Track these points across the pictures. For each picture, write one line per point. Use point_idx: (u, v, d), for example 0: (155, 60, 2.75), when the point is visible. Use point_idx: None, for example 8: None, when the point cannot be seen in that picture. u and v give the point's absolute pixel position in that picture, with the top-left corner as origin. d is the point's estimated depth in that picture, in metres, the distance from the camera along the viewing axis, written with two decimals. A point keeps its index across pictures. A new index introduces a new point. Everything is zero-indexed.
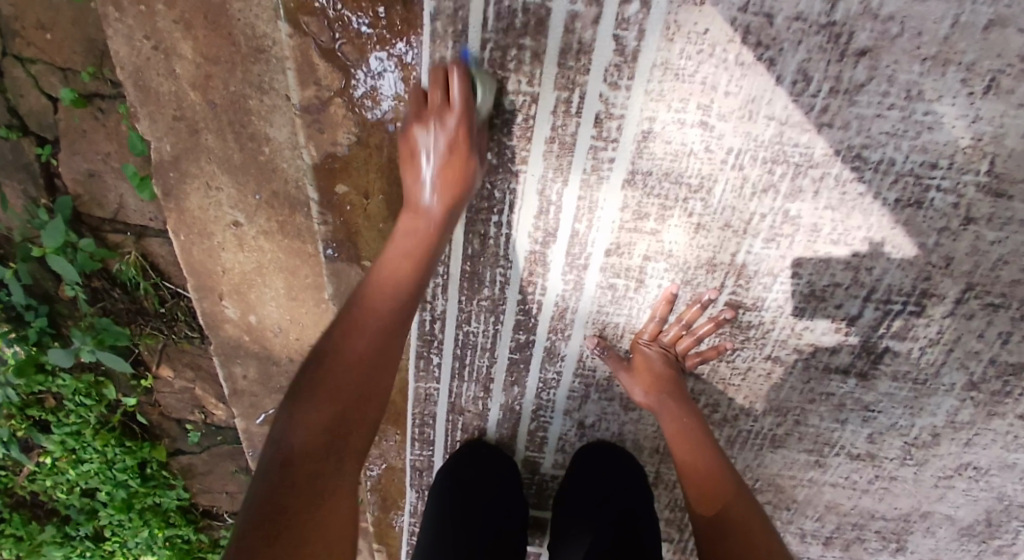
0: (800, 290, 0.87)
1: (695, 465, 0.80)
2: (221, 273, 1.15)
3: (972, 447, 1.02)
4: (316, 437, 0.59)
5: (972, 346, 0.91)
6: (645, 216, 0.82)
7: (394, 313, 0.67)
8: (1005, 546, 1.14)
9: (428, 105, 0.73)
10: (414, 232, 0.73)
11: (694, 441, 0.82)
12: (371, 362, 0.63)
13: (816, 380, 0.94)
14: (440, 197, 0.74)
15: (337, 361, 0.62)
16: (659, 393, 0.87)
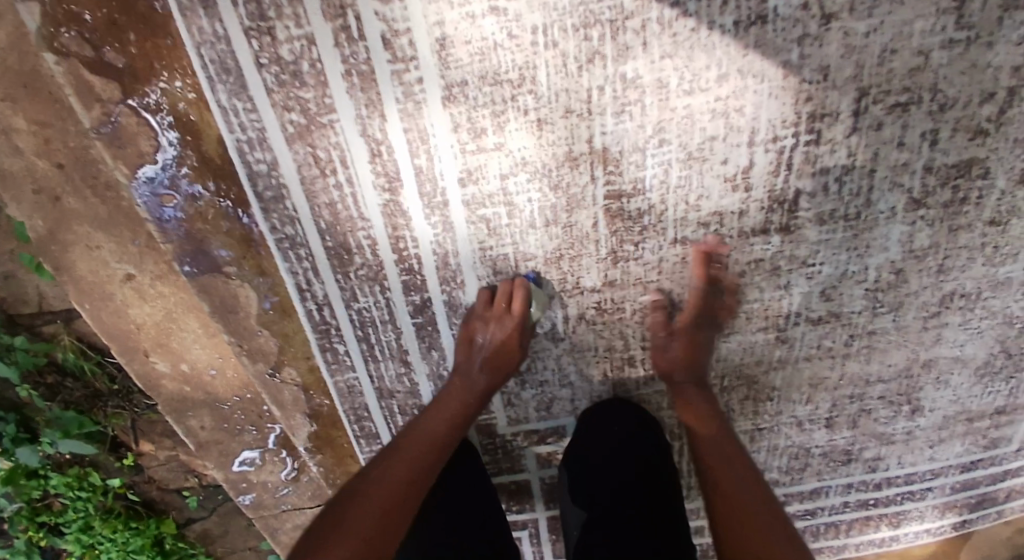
0: (676, 157, 0.78)
1: (393, 503, 0.78)
2: (136, 330, 1.12)
3: (947, 274, 0.90)
4: (375, 523, 0.75)
5: (898, 158, 0.79)
6: (482, 131, 0.74)
7: (439, 438, 0.85)
8: None
9: (490, 311, 0.83)
10: (461, 390, 0.87)
11: (445, 434, 0.85)
12: (392, 519, 0.76)
13: (736, 249, 0.86)
14: (485, 378, 0.86)
15: (360, 496, 0.77)
16: (516, 339, 0.83)
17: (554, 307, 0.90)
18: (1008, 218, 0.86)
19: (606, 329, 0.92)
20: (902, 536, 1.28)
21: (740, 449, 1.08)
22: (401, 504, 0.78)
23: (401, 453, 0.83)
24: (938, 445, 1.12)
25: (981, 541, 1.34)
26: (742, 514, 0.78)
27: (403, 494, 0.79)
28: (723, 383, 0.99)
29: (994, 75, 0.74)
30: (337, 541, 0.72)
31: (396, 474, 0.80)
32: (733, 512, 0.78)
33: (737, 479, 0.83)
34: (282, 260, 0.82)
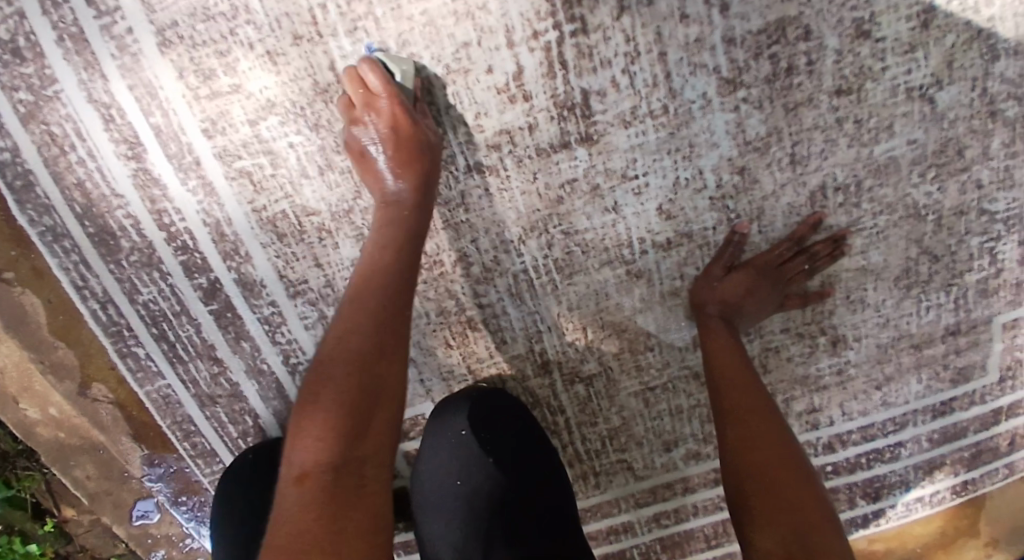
0: (435, 74, 0.70)
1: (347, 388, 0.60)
2: None
3: (805, 165, 0.76)
4: (309, 513, 0.56)
5: (689, 31, 0.69)
6: (212, 75, 0.69)
7: (367, 350, 0.62)
8: (976, 281, 0.87)
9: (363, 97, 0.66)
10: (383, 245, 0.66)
11: (390, 272, 0.64)
12: (345, 476, 0.58)
13: (543, 173, 0.76)
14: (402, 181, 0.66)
15: (325, 389, 0.60)
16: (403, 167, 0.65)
17: None
18: (859, 84, 0.73)
19: (430, 289, 0.82)
20: (890, 511, 1.08)
21: (639, 417, 0.94)
22: (360, 457, 0.59)
23: (338, 390, 0.60)
24: (888, 383, 0.93)
25: (995, 502, 1.13)
26: (757, 458, 0.73)
27: (329, 438, 0.58)
28: (589, 337, 0.87)
29: None
30: (295, 456, 0.59)
31: (341, 380, 0.60)
32: (759, 474, 0.72)
33: (774, 436, 0.75)
34: (50, 255, 0.78)
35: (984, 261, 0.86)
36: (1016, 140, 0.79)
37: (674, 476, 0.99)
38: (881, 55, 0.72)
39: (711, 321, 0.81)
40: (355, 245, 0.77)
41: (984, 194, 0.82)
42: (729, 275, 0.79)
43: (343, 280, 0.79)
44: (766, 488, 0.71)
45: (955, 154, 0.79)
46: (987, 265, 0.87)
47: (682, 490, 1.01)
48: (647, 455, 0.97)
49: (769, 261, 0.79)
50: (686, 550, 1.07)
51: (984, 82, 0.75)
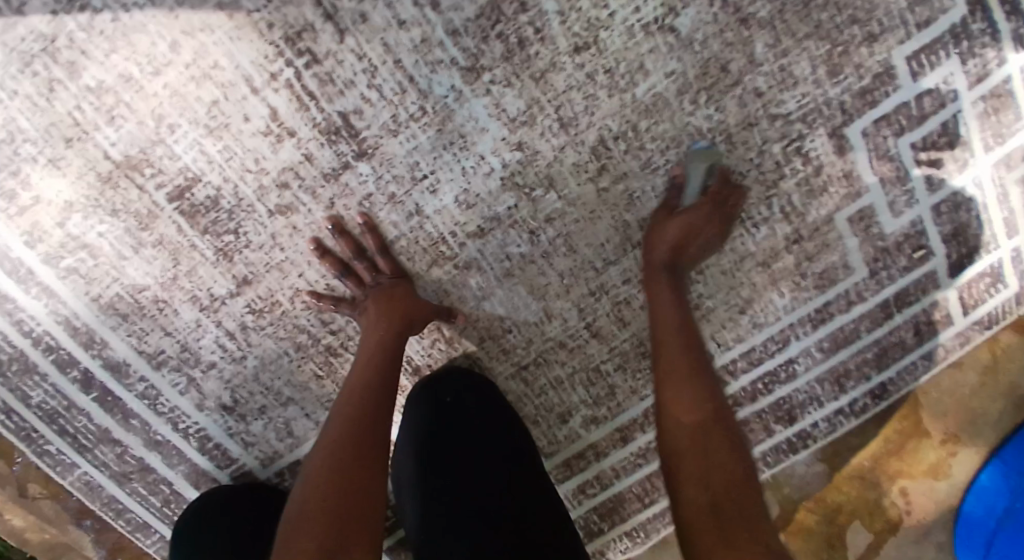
0: (201, 134, 0.76)
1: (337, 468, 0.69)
2: None
3: (575, 125, 0.81)
4: None
5: (413, 35, 0.75)
6: (12, 193, 0.78)
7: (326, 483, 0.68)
8: (804, 180, 0.87)
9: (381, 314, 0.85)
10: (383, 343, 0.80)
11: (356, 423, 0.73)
12: (340, 488, 0.68)
13: (339, 197, 0.81)
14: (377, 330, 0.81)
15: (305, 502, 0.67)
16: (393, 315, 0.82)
17: (209, 328, 0.86)
18: (593, 38, 0.77)
19: (278, 330, 0.87)
20: (814, 431, 1.03)
21: (526, 397, 0.98)
22: (363, 482, 0.69)
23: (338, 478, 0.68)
24: (751, 303, 0.94)
25: (931, 396, 1.04)
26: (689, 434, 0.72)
27: (323, 481, 0.68)
28: (447, 334, 0.93)
29: None
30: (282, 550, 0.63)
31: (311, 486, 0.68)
32: (688, 463, 0.69)
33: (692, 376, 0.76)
34: None
35: (795, 164, 0.86)
36: (778, 40, 0.79)
37: (581, 445, 1.01)
38: (602, 4, 0.76)
39: (671, 224, 0.81)
40: (193, 307, 0.84)
41: (766, 101, 0.82)
42: (701, 185, 0.82)
43: (195, 341, 0.86)
44: (682, 421, 0.73)
45: (720, 72, 0.80)
46: (799, 165, 0.86)
47: (595, 457, 1.01)
48: (547, 431, 1.00)
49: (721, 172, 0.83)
50: (625, 515, 1.04)
51: None
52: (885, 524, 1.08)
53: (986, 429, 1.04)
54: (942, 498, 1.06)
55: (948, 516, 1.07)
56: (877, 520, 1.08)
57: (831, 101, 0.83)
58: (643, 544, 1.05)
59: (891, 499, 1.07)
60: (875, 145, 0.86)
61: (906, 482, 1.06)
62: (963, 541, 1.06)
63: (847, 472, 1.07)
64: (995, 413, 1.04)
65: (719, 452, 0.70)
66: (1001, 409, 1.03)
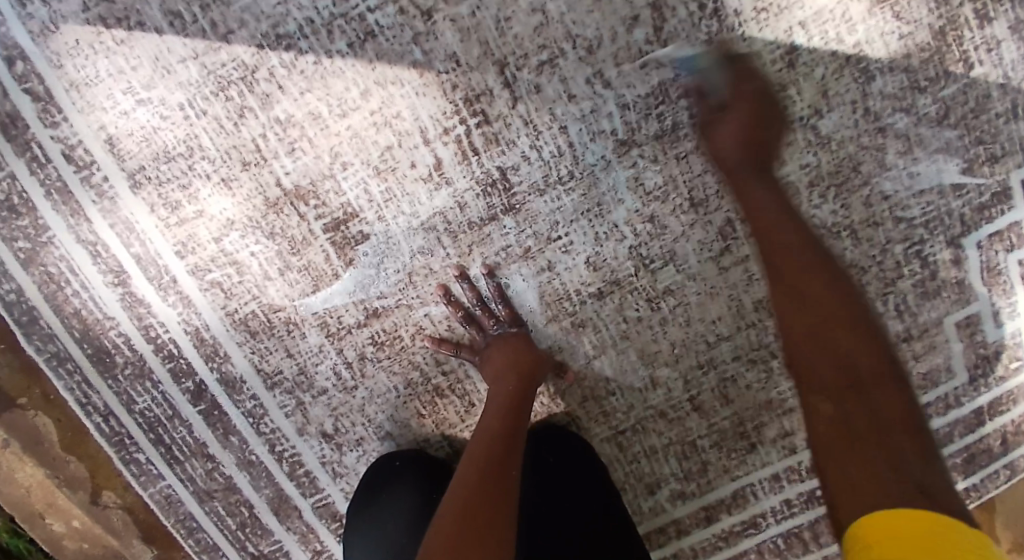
0: (368, 174, 0.81)
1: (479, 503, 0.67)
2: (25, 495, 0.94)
3: (704, 203, 0.86)
4: None
5: (582, 106, 0.81)
6: (177, 204, 0.83)
7: (459, 526, 0.65)
8: (922, 280, 0.91)
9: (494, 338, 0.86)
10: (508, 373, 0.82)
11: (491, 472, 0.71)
12: (474, 534, 0.64)
13: (477, 245, 0.85)
14: (490, 367, 0.84)
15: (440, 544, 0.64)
16: (496, 369, 0.84)
17: (330, 354, 0.88)
18: None
19: (395, 363, 0.89)
20: None
21: (616, 462, 0.97)
22: (496, 533, 0.65)
23: (473, 525, 0.65)
24: None
25: (1006, 503, 1.04)
26: (788, 356, 0.71)
27: (459, 524, 0.65)
28: (552, 391, 0.95)
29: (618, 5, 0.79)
30: None
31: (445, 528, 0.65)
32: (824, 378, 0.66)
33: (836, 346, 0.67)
34: (57, 378, 0.90)
35: (914, 266, 0.90)
36: (910, 148, 0.86)
37: (663, 520, 0.99)
38: None
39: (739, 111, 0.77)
40: (320, 332, 0.87)
41: (892, 203, 0.88)
42: (724, 81, 0.79)
43: (314, 365, 0.88)
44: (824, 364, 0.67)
45: (851, 171, 0.86)
46: (918, 268, 0.90)
47: (676, 534, 1.00)
48: (632, 501, 0.99)
49: (743, 72, 0.80)
50: None
51: (862, 104, 0.84)
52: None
53: None
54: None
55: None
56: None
57: (954, 212, 0.89)
58: None
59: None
60: (988, 258, 0.91)
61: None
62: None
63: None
64: None
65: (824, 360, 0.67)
66: None
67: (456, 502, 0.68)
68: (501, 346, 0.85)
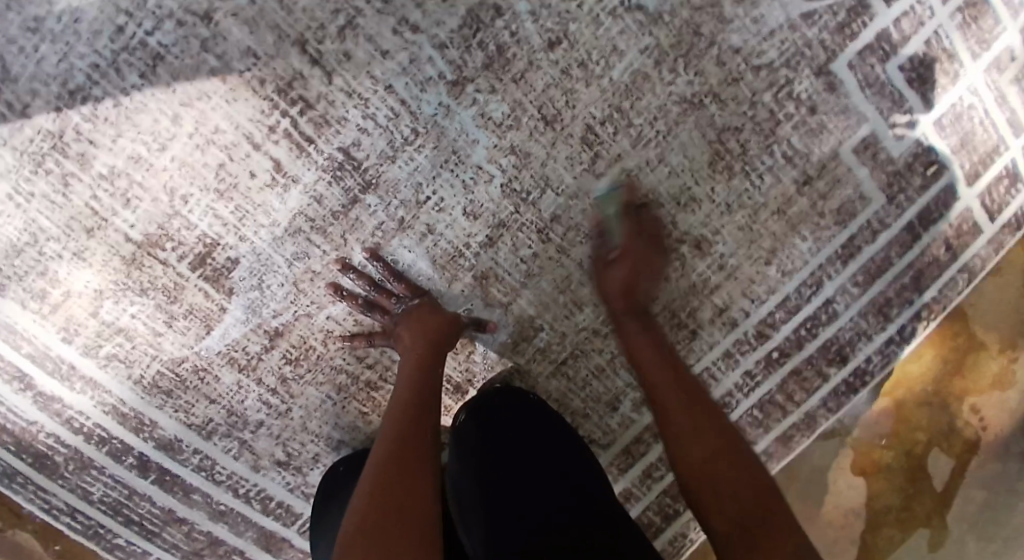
0: (210, 200, 0.79)
1: (395, 475, 0.66)
2: None
3: (557, 117, 0.84)
4: None
5: (400, 60, 0.77)
6: (45, 292, 0.81)
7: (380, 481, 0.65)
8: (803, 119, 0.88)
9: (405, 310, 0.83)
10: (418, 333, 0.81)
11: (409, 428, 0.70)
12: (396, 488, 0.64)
13: (350, 232, 0.82)
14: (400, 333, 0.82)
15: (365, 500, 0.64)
16: (407, 335, 0.81)
17: (251, 387, 0.87)
18: (565, 31, 0.80)
19: (318, 374, 0.87)
20: (868, 366, 1.00)
21: (570, 393, 0.97)
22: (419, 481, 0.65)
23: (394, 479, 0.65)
24: (780, 247, 0.93)
25: (978, 307, 1.03)
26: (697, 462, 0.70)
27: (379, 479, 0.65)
28: (481, 347, 0.92)
29: None
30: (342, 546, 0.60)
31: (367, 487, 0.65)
32: (705, 452, 0.70)
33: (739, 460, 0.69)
34: (13, 494, 0.89)
35: (789, 108, 0.87)
36: None
37: (637, 430, 1.00)
38: None
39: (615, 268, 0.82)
40: (233, 369, 0.86)
41: (746, 53, 0.84)
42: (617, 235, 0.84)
43: (241, 403, 0.87)
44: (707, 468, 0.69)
45: (694, 37, 0.83)
46: (793, 109, 0.87)
47: (653, 439, 1.00)
48: (599, 423, 0.99)
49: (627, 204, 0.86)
50: None
51: None
52: (963, 446, 1.09)
53: None
54: (1014, 407, 1.08)
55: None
56: (954, 443, 1.09)
57: (812, 42, 0.85)
58: None
59: (964, 420, 1.08)
60: (865, 75, 0.87)
61: (975, 399, 1.07)
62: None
63: (916, 404, 1.06)
64: None
65: (737, 471, 0.69)
66: None
67: (374, 461, 0.68)
68: (408, 314, 0.83)
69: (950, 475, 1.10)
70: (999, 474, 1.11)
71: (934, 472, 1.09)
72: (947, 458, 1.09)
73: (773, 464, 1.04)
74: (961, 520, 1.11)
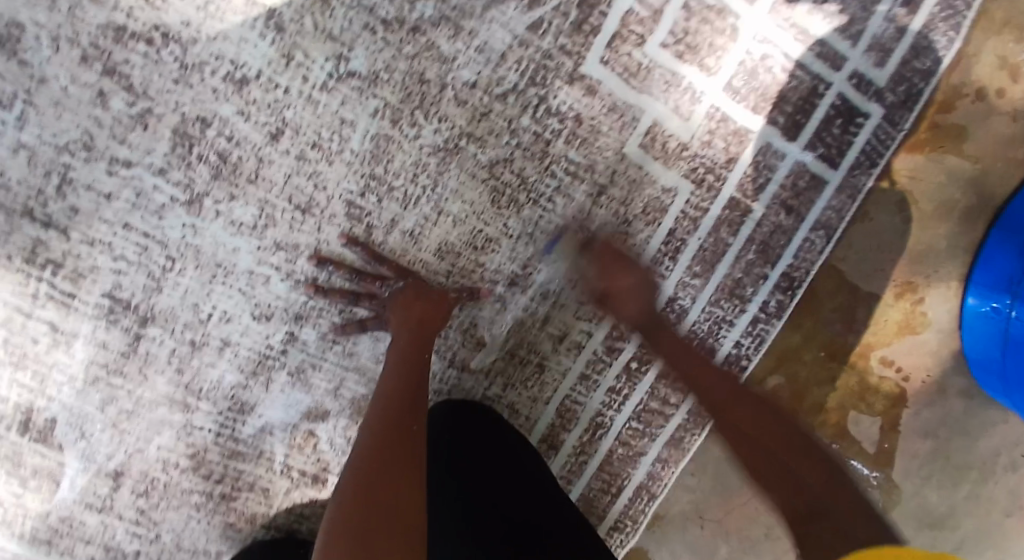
0: (7, 373, 0.82)
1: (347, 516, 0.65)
2: None
3: (309, 202, 0.81)
4: None
5: (126, 196, 0.77)
6: None
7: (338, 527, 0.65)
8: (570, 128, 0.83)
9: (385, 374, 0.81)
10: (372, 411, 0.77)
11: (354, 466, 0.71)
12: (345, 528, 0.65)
13: (146, 367, 0.83)
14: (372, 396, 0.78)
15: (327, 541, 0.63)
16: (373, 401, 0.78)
17: (116, 523, 0.90)
18: (282, 120, 0.78)
19: (172, 499, 0.90)
20: (739, 351, 0.95)
21: None
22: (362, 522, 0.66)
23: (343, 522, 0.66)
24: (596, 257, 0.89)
25: (853, 260, 0.94)
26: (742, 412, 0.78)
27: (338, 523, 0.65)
28: (325, 435, 0.90)
29: (79, 90, 0.74)
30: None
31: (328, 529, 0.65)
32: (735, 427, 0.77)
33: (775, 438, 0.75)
34: None
35: (553, 125, 0.83)
36: (458, 27, 0.78)
37: None
38: (272, 86, 0.76)
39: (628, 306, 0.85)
40: (92, 512, 0.89)
41: (485, 86, 0.80)
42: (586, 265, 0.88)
43: (112, 538, 0.90)
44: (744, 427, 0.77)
45: (422, 85, 0.79)
46: (558, 124, 0.83)
47: None
48: None
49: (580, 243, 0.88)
50: (602, 511, 0.99)
51: (375, 19, 0.76)
52: (885, 401, 0.99)
53: (943, 260, 0.94)
54: (935, 348, 0.97)
55: (954, 360, 0.98)
56: (874, 400, 0.99)
57: (550, 52, 0.80)
58: (642, 526, 1.00)
59: (878, 375, 0.98)
60: (624, 65, 0.82)
61: (883, 350, 0.97)
62: (982, 376, 0.96)
63: (812, 374, 0.97)
64: (942, 240, 0.94)
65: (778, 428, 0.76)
66: (946, 233, 0.94)
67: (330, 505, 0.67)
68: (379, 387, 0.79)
69: (884, 431, 1.00)
70: (938, 417, 0.99)
71: (860, 434, 1.00)
72: (871, 417, 0.99)
73: (676, 466, 0.98)
74: (913, 471, 1.00)
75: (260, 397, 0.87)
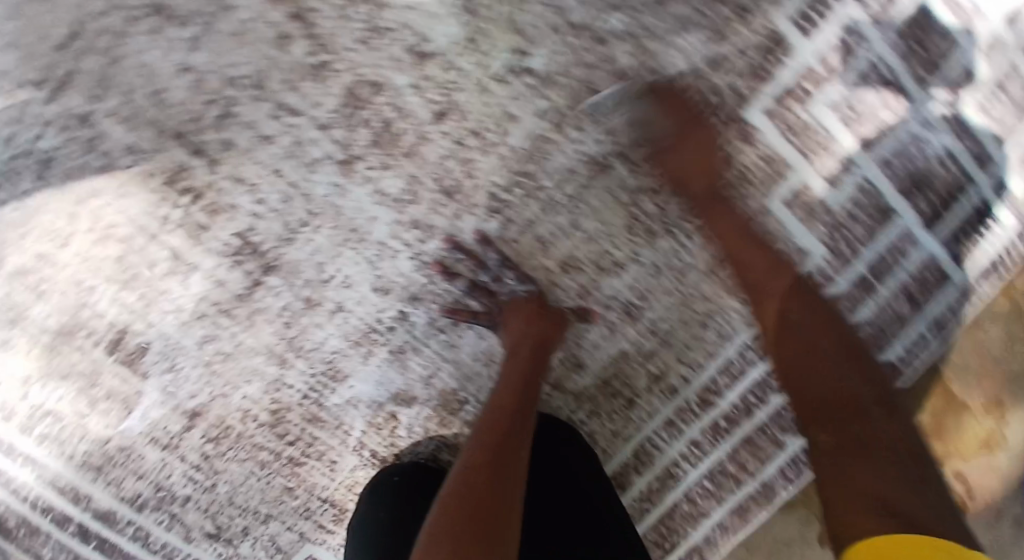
0: (113, 287, 0.80)
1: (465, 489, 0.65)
2: None
3: (456, 187, 0.81)
4: None
5: (284, 142, 0.77)
6: None
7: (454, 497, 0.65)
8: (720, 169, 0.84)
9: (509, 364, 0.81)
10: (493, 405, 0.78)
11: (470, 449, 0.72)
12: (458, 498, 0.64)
13: (255, 314, 0.82)
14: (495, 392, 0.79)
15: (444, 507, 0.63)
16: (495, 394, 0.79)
17: (175, 464, 0.88)
18: (452, 101, 0.78)
19: (239, 451, 0.88)
20: None
21: None
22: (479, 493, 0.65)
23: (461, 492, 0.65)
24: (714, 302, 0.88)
25: (952, 365, 0.94)
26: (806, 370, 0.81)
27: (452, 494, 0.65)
28: (405, 421, 0.89)
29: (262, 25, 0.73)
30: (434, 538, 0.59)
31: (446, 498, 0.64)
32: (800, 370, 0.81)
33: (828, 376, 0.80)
34: None
35: None
36: (642, 49, 0.78)
37: None
38: (452, 65, 0.77)
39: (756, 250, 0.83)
40: (155, 448, 0.87)
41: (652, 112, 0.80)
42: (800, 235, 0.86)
43: (167, 478, 0.88)
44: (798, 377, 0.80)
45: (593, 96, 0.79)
46: None
47: None
48: None
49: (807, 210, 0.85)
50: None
51: (565, 22, 0.76)
52: None
53: None
54: (1005, 471, 0.97)
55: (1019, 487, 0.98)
56: None
57: (721, 90, 0.81)
58: None
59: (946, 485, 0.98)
60: (784, 121, 0.83)
61: (956, 462, 0.97)
62: None
63: None
64: None
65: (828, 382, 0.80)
66: None
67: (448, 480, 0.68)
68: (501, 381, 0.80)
69: None
70: (991, 540, 0.99)
71: None
72: None
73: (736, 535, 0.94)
74: None
75: (357, 371, 0.86)
